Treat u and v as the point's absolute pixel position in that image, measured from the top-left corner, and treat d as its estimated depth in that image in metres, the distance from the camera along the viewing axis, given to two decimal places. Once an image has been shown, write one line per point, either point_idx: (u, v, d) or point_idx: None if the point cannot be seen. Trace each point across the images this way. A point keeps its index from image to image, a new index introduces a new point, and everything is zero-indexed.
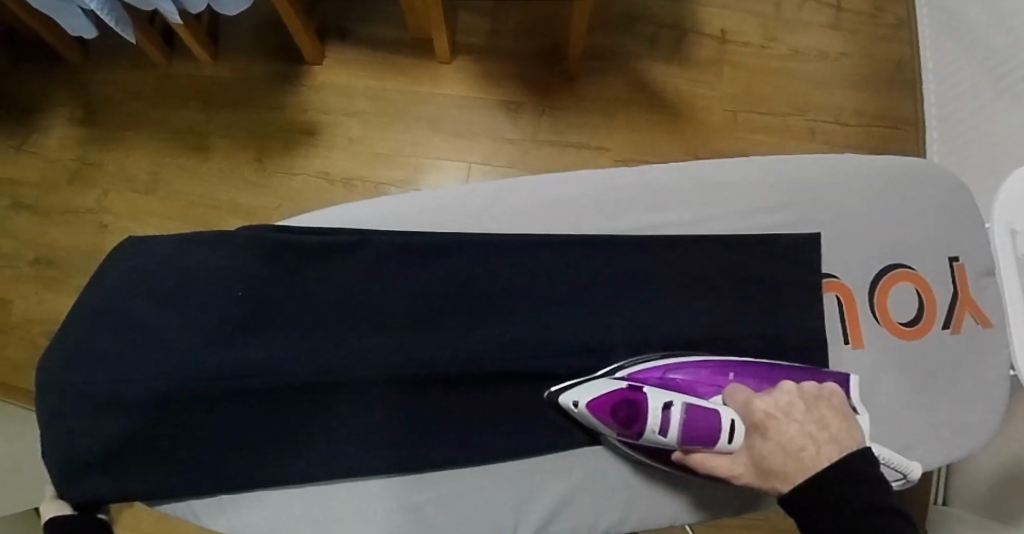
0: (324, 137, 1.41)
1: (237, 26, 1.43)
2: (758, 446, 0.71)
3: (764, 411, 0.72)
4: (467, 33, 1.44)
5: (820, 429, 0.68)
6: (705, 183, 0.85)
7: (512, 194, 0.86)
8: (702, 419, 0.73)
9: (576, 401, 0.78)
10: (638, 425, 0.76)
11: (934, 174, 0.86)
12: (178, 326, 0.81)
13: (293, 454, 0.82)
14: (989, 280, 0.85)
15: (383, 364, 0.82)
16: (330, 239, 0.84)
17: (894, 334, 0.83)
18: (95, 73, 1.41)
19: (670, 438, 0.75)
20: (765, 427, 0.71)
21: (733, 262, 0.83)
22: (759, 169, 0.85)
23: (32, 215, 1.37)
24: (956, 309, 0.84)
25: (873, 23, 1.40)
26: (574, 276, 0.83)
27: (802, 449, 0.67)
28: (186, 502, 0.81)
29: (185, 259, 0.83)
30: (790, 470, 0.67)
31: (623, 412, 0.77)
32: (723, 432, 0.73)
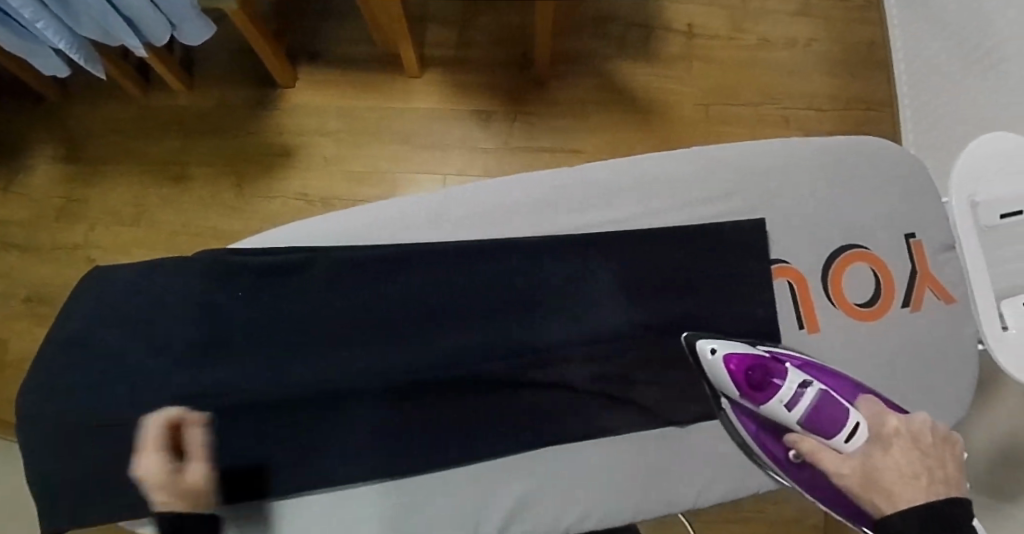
0: (302, 159, 1.43)
1: (210, 54, 1.45)
2: (875, 458, 0.74)
3: (896, 430, 0.75)
4: (436, 46, 1.43)
5: (939, 468, 0.72)
6: (655, 177, 0.86)
7: (457, 199, 0.87)
8: (830, 409, 0.77)
9: (714, 349, 0.81)
10: (765, 393, 0.79)
11: (871, 149, 0.88)
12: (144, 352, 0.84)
13: (260, 472, 0.83)
14: (949, 254, 0.86)
15: (344, 377, 0.83)
16: (283, 258, 0.85)
17: (853, 316, 0.84)
18: (75, 110, 1.44)
19: (792, 415, 0.79)
20: (889, 444, 0.75)
21: (681, 255, 0.84)
22: (707, 160, 0.87)
23: (22, 253, 1.41)
24: (914, 285, 0.85)
25: (843, 6, 1.38)
26: (525, 278, 0.84)
27: (916, 478, 0.71)
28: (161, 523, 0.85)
29: (144, 287, 0.85)
30: (897, 490, 0.71)
31: (756, 377, 0.80)
32: (845, 427, 0.76)
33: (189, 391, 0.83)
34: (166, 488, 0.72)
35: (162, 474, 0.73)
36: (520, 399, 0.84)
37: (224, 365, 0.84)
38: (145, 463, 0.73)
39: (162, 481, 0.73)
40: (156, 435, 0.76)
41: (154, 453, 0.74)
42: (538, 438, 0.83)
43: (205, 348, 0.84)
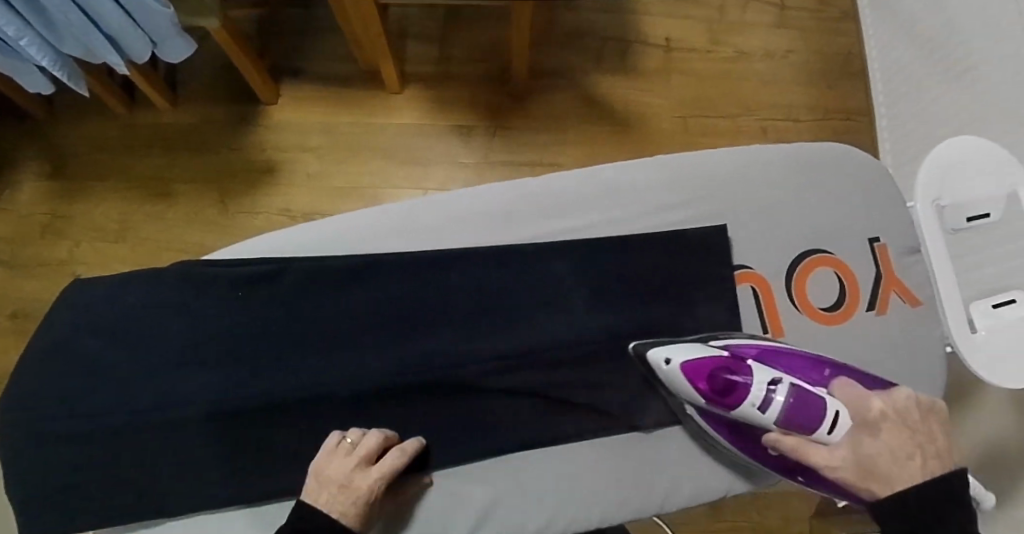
0: (285, 175, 1.43)
1: (195, 72, 1.47)
2: (865, 445, 0.73)
3: (880, 413, 0.74)
4: (417, 62, 1.45)
5: (928, 444, 0.72)
6: (617, 185, 0.88)
7: (425, 208, 0.89)
8: (808, 402, 0.74)
9: (669, 359, 0.79)
10: (734, 397, 0.77)
11: (833, 152, 0.89)
12: (118, 363, 0.88)
13: (229, 479, 0.85)
14: (915, 257, 0.87)
15: (314, 384, 0.85)
16: (255, 268, 0.87)
17: (818, 320, 0.85)
18: (62, 128, 1.46)
19: (768, 416, 0.76)
20: (877, 428, 0.74)
21: (644, 261, 0.86)
22: (668, 167, 0.88)
23: (6, 270, 1.41)
24: (880, 289, 0.86)
25: (819, 18, 1.39)
26: (492, 284, 0.86)
27: (910, 458, 0.71)
28: (133, 531, 0.86)
29: (124, 297, 0.89)
30: (896, 474, 0.70)
31: (721, 381, 0.77)
32: (824, 420, 0.74)
33: (159, 400, 0.86)
34: (361, 502, 0.76)
35: (332, 478, 0.77)
36: (489, 406, 0.84)
37: (194, 372, 0.87)
38: (372, 475, 0.77)
39: (337, 484, 0.76)
40: (377, 448, 0.79)
41: (384, 468, 0.78)
42: (505, 445, 0.83)
43: (177, 357, 0.87)
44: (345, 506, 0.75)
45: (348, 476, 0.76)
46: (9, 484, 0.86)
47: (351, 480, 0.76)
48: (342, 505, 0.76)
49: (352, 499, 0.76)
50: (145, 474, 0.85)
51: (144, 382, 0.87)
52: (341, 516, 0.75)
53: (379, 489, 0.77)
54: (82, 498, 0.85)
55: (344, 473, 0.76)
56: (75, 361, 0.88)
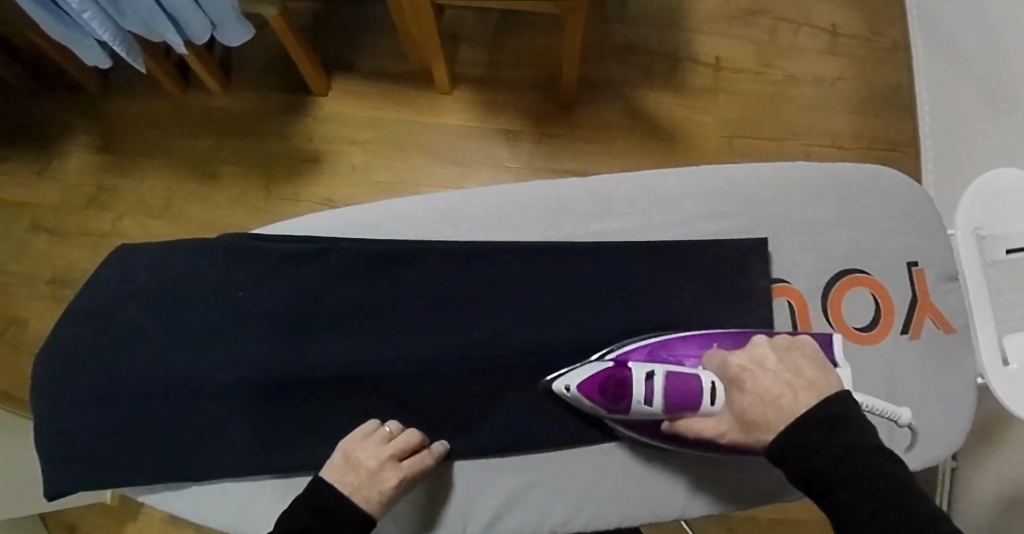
0: (329, 166, 1.46)
1: (248, 59, 1.51)
2: (740, 403, 0.72)
3: (739, 367, 0.74)
4: (466, 65, 1.47)
5: (796, 376, 0.69)
6: (658, 191, 0.88)
7: (472, 200, 0.90)
8: (683, 385, 0.75)
9: (569, 385, 0.82)
10: (625, 401, 0.78)
11: (888, 179, 0.88)
12: (155, 329, 0.90)
13: (256, 451, 0.87)
14: (951, 285, 0.86)
15: (346, 364, 0.87)
16: (302, 245, 0.89)
17: (850, 340, 0.84)
18: (113, 104, 1.50)
19: (655, 408, 0.76)
20: (744, 382, 0.72)
21: (684, 267, 0.86)
22: (717, 177, 0.88)
23: (51, 237, 1.45)
24: (914, 313, 0.84)
25: (869, 47, 1.39)
26: (531, 280, 0.87)
27: (780, 398, 0.67)
28: (161, 493, 0.88)
29: (167, 265, 0.91)
30: (769, 417, 0.68)
31: (610, 390, 0.79)
32: (705, 395, 0.75)
33: (194, 368, 0.88)
34: (385, 492, 0.78)
35: (362, 464, 0.79)
36: (521, 400, 0.86)
37: (230, 342, 0.88)
38: (399, 470, 0.79)
39: (366, 471, 0.78)
40: (410, 443, 0.81)
41: (414, 465, 0.80)
42: (534, 440, 0.85)
43: (215, 326, 0.89)
44: (368, 493, 0.78)
45: (378, 466, 0.78)
46: (43, 437, 0.89)
47: (380, 471, 0.78)
48: (365, 491, 0.78)
49: (374, 489, 0.78)
50: (175, 439, 0.88)
51: (180, 349, 0.89)
52: (361, 500, 0.77)
53: (404, 485, 0.79)
54: (113, 457, 0.88)
55: (375, 462, 0.78)
56: (115, 323, 0.90)
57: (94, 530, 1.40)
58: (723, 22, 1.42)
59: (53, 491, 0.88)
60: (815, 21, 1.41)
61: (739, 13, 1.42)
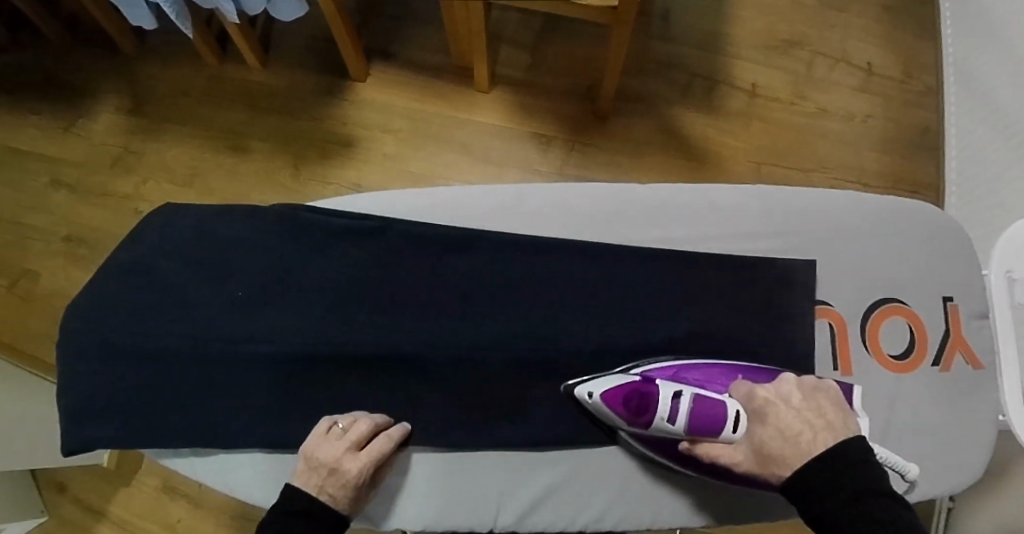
0: (360, 152, 1.46)
1: (288, 36, 1.49)
2: (759, 436, 0.76)
3: (765, 399, 0.78)
4: (507, 66, 1.49)
5: (817, 417, 0.73)
6: (708, 202, 0.92)
7: (533, 196, 0.95)
8: (708, 410, 0.80)
9: (592, 392, 0.85)
10: (648, 415, 0.82)
11: (929, 214, 0.91)
12: (204, 290, 0.95)
13: (290, 419, 0.91)
14: (981, 322, 0.88)
15: (385, 341, 0.92)
16: (357, 223, 0.95)
17: (884, 366, 0.86)
18: (147, 66, 1.47)
19: (677, 427, 0.81)
20: (766, 415, 0.76)
21: (726, 281, 0.89)
22: (763, 197, 0.91)
23: (70, 194, 1.43)
24: (945, 347, 0.87)
25: (902, 89, 1.43)
26: (573, 279, 0.92)
27: (799, 435, 0.72)
28: (186, 458, 0.92)
29: (222, 230, 0.97)
30: (786, 453, 0.72)
31: (635, 404, 0.82)
32: (728, 422, 0.79)
33: (242, 331, 0.93)
34: (348, 484, 0.81)
35: (322, 462, 0.81)
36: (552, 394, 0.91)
37: (276, 310, 0.94)
38: (360, 461, 0.82)
39: (327, 468, 0.81)
40: (365, 434, 0.85)
41: (371, 452, 0.83)
42: (555, 435, 0.90)
43: (263, 294, 0.95)
44: (335, 487, 0.81)
45: (338, 459, 0.81)
46: (84, 387, 0.93)
47: (340, 463, 0.81)
48: (331, 488, 0.80)
49: (340, 481, 0.81)
50: (213, 401, 0.92)
51: (227, 312, 0.94)
52: (329, 498, 0.80)
53: (367, 472, 0.82)
54: (150, 414, 0.92)
55: (334, 457, 0.81)
56: (163, 282, 0.95)
57: (90, 494, 1.39)
58: (763, 50, 1.46)
59: (91, 442, 0.91)
60: (851, 59, 1.44)
61: (779, 43, 1.46)
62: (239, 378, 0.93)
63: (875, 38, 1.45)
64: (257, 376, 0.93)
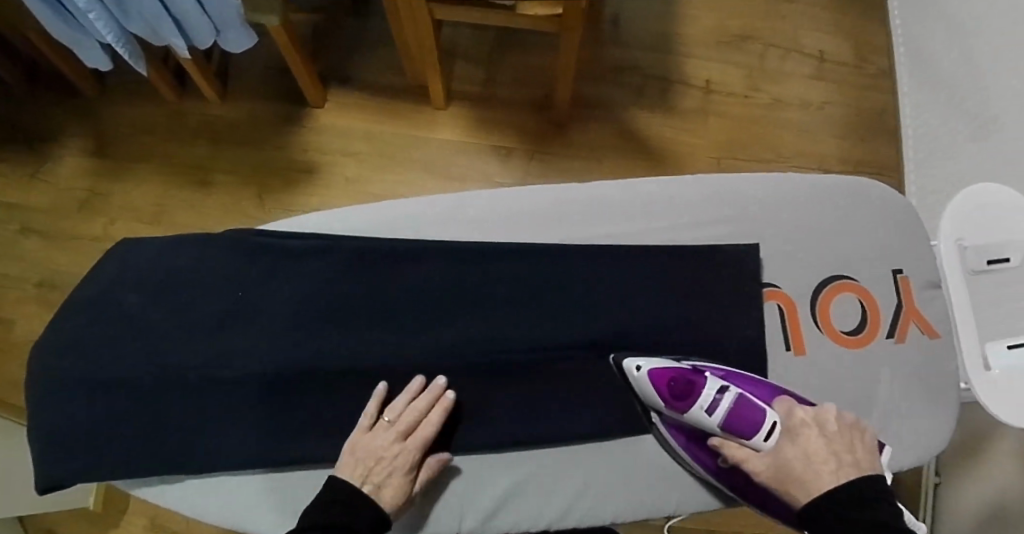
0: (323, 177, 1.48)
1: (245, 68, 1.51)
2: (785, 450, 0.76)
3: (802, 420, 0.77)
4: (462, 82, 1.50)
5: (846, 452, 0.74)
6: (654, 195, 0.89)
7: (474, 202, 0.92)
8: (746, 411, 0.78)
9: (640, 365, 0.82)
10: (686, 401, 0.80)
11: (877, 191, 0.89)
12: (156, 319, 0.95)
13: (245, 443, 0.91)
14: (934, 291, 0.86)
15: (336, 356, 0.92)
16: (305, 243, 0.94)
17: (838, 343, 0.84)
18: (109, 107, 1.49)
19: (711, 420, 0.79)
20: (798, 435, 0.76)
21: (676, 271, 0.87)
22: (709, 186, 0.89)
23: (41, 239, 1.45)
24: (899, 318, 0.85)
25: (856, 74, 1.42)
26: (519, 282, 0.89)
27: (823, 463, 0.73)
28: (153, 486, 0.92)
29: (173, 259, 0.97)
30: (803, 477, 0.74)
31: (679, 388, 0.80)
32: (762, 428, 0.77)
33: (195, 357, 0.93)
34: (394, 476, 0.81)
35: (368, 454, 0.82)
36: (503, 398, 0.88)
37: (229, 334, 0.94)
38: (405, 448, 0.83)
39: (373, 460, 0.82)
40: (413, 423, 0.84)
41: (417, 446, 0.83)
42: (514, 435, 0.86)
43: (214, 319, 0.94)
44: (380, 476, 0.81)
45: (384, 451, 0.82)
46: (43, 425, 0.93)
47: (387, 453, 0.82)
48: (377, 478, 0.81)
49: (385, 469, 0.81)
50: (168, 430, 0.92)
51: (179, 339, 0.94)
52: (373, 491, 0.80)
53: (413, 459, 0.83)
54: (108, 447, 0.91)
55: (381, 449, 0.82)
56: (115, 313, 0.95)
57: None
58: (714, 46, 1.46)
59: (51, 479, 0.91)
60: (804, 48, 1.44)
61: (731, 38, 1.46)
62: (193, 405, 0.92)
63: (827, 24, 1.44)
64: (211, 401, 0.92)
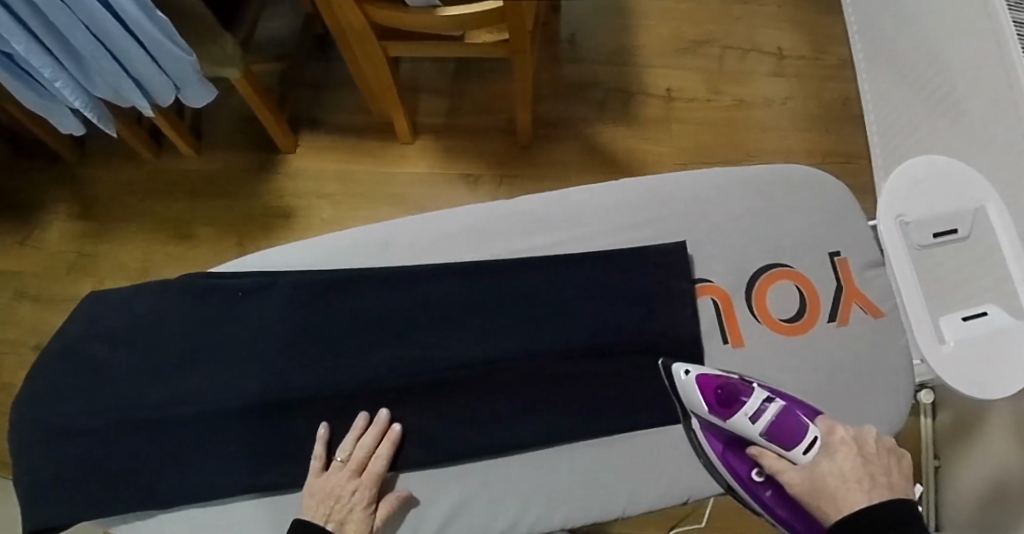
0: (299, 220, 1.50)
1: (217, 122, 1.57)
2: (823, 465, 0.70)
3: (842, 439, 0.71)
4: (428, 114, 1.52)
5: (882, 475, 0.68)
6: (580, 203, 0.90)
7: (409, 227, 0.93)
8: (789, 422, 0.73)
9: (688, 371, 0.79)
10: (729, 408, 0.75)
11: (802, 178, 0.89)
12: (102, 367, 0.94)
13: (194, 487, 0.88)
14: (875, 271, 0.86)
15: (281, 389, 0.89)
16: (251, 281, 0.94)
17: (776, 331, 0.83)
18: (91, 171, 1.56)
19: (753, 429, 0.74)
20: (836, 451, 0.70)
21: (606, 276, 0.87)
22: (632, 190, 0.90)
23: (34, 304, 1.49)
24: (839, 300, 0.84)
25: (816, 66, 1.42)
26: (459, 300, 0.88)
27: (859, 482, 0.67)
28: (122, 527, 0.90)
29: (120, 312, 0.96)
30: (837, 495, 0.67)
31: (725, 394, 0.76)
32: (804, 440, 0.72)
33: (141, 402, 0.92)
34: (354, 511, 0.81)
35: (328, 492, 0.81)
36: (450, 417, 0.86)
37: (176, 380, 0.92)
38: (361, 484, 0.82)
39: (335, 498, 0.81)
40: (364, 459, 0.84)
41: (371, 478, 0.83)
42: (462, 454, 0.84)
43: (161, 366, 0.93)
44: (341, 513, 0.80)
45: (341, 487, 0.82)
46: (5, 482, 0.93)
47: (345, 489, 0.81)
48: (339, 516, 0.80)
49: (345, 506, 0.81)
50: (116, 480, 0.90)
51: (127, 385, 0.93)
52: (335, 526, 0.80)
53: (370, 492, 0.82)
54: (60, 500, 0.89)
55: (338, 486, 0.82)
56: (63, 359, 0.95)
57: None
58: (671, 55, 1.46)
59: None
60: (760, 47, 1.45)
61: (686, 45, 1.46)
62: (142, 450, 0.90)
63: (781, 21, 1.46)
64: (161, 445, 0.90)
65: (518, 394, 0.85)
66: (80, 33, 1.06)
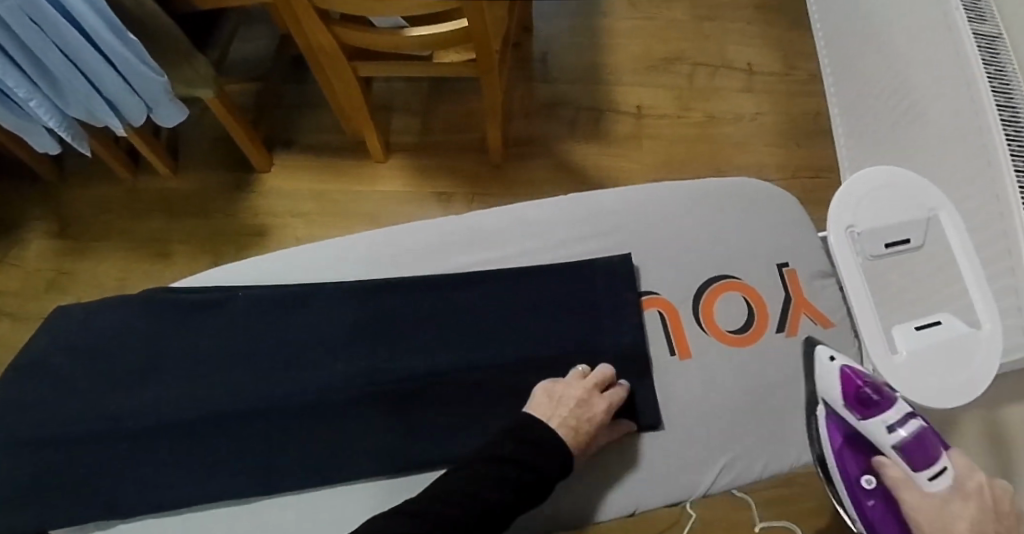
0: (275, 238, 1.49)
1: (194, 142, 1.58)
2: (950, 504, 0.60)
3: (977, 485, 0.61)
4: (401, 133, 1.52)
5: None
6: (531, 217, 0.92)
7: (365, 241, 0.94)
8: (928, 445, 0.63)
9: (835, 358, 0.73)
10: (867, 408, 0.68)
11: (744, 191, 0.92)
12: (37, 385, 0.89)
13: (131, 512, 0.83)
14: (825, 281, 0.88)
15: (229, 406, 0.86)
16: (202, 296, 0.92)
17: (725, 342, 0.84)
18: (68, 190, 1.57)
19: (885, 437, 0.66)
20: (969, 498, 0.60)
21: (557, 290, 0.87)
22: (580, 204, 0.92)
23: (8, 322, 1.48)
24: (789, 311, 0.86)
25: (786, 81, 1.44)
26: (415, 314, 0.88)
27: None
28: None
29: (61, 332, 0.93)
30: None
31: (866, 393, 0.68)
32: (935, 468, 0.62)
33: (76, 420, 0.87)
34: (590, 422, 0.76)
35: (568, 397, 0.77)
36: (403, 434, 0.83)
37: (117, 398, 0.88)
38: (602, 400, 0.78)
39: (577, 402, 0.76)
40: (606, 380, 0.81)
41: (613, 400, 0.79)
42: (414, 472, 0.82)
43: (102, 383, 0.89)
44: (577, 421, 0.75)
45: (586, 397, 0.77)
46: None
47: (589, 402, 0.77)
48: (580, 423, 0.76)
49: (586, 418, 0.76)
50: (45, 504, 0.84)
51: (63, 403, 0.88)
52: (569, 432, 0.75)
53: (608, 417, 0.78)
54: None
55: (581, 395, 0.77)
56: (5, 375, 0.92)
57: None
58: (642, 72, 1.47)
59: None
60: (731, 63, 1.46)
61: (658, 62, 1.47)
62: (76, 465, 0.85)
63: (751, 37, 1.48)
64: (97, 466, 0.85)
65: (470, 409, 0.83)
66: (52, 53, 1.07)
